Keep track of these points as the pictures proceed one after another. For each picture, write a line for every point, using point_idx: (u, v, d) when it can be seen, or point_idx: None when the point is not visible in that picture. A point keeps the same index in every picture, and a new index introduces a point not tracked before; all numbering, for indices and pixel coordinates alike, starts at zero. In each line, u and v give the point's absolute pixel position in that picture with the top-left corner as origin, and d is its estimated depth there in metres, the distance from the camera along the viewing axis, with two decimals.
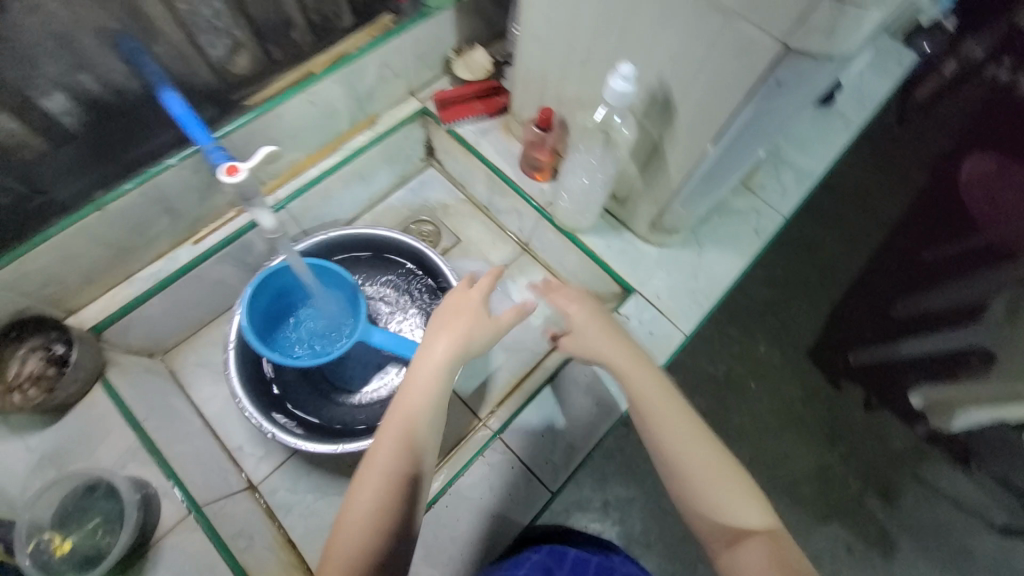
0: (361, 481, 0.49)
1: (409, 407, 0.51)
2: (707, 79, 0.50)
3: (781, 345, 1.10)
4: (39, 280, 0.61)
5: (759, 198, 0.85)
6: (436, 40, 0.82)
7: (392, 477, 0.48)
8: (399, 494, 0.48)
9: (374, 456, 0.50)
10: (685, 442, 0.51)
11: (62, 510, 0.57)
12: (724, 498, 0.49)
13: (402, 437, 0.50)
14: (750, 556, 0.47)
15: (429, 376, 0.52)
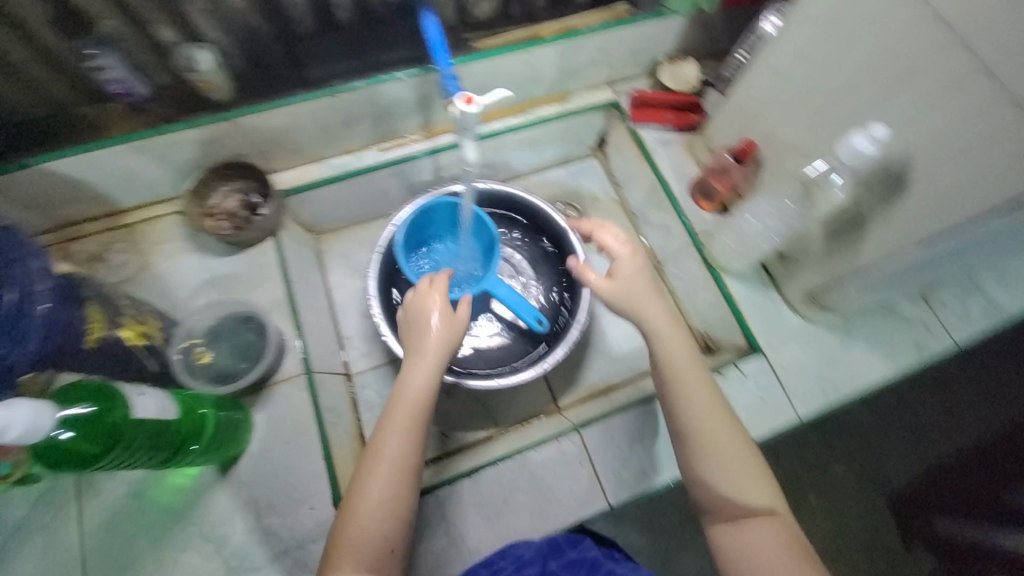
0: (370, 463, 0.50)
1: (417, 394, 0.53)
2: (967, 173, 0.47)
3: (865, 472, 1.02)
4: (265, 137, 0.70)
5: (932, 313, 0.76)
6: (657, 40, 0.81)
7: (398, 461, 0.50)
8: (409, 471, 0.51)
9: (384, 444, 0.51)
10: (705, 416, 0.51)
11: (215, 328, 0.65)
12: (731, 470, 0.50)
13: (414, 420, 0.52)
14: (755, 537, 0.47)
15: (434, 356, 0.55)
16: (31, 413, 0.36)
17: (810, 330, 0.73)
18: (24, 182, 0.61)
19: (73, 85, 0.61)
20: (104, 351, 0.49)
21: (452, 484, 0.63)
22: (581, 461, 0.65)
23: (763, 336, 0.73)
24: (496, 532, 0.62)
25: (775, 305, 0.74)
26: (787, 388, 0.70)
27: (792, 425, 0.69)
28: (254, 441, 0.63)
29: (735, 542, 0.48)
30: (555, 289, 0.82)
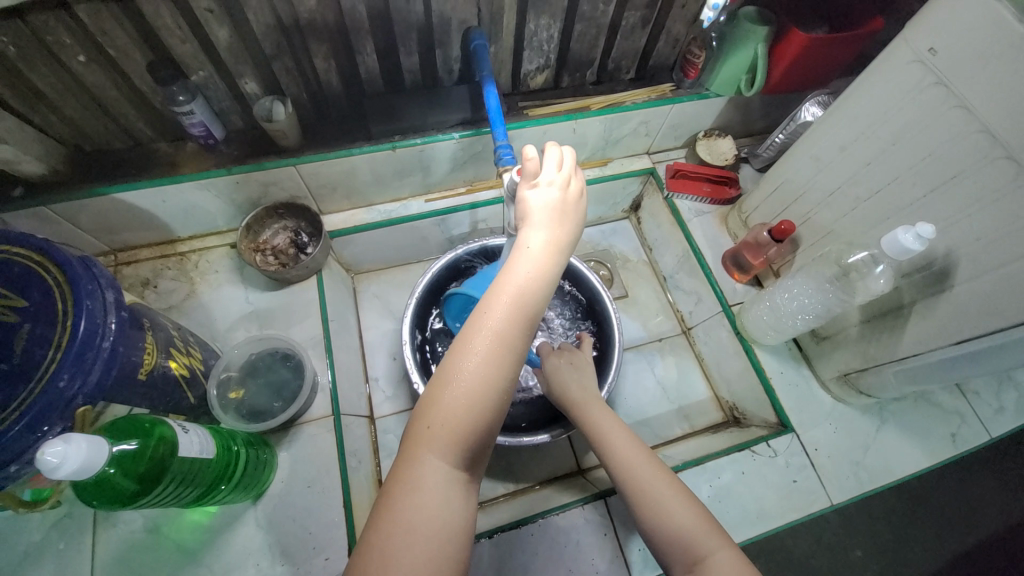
0: (465, 341, 0.39)
1: (529, 280, 0.41)
2: (1010, 275, 0.47)
3: (883, 564, 1.05)
4: (322, 181, 0.74)
5: (967, 403, 0.75)
6: (697, 118, 0.86)
7: (500, 344, 0.39)
8: (513, 355, 0.39)
9: (485, 313, 0.39)
10: (638, 469, 0.49)
11: (252, 363, 0.67)
12: (669, 508, 0.45)
13: (516, 322, 0.40)
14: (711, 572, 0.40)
15: (545, 250, 0.43)
16: (87, 449, 0.36)
17: (843, 411, 0.72)
18: (95, 207, 0.65)
19: (155, 123, 0.65)
20: (152, 382, 0.50)
21: (470, 544, 0.61)
22: (606, 530, 0.63)
23: (795, 413, 0.72)
24: None
25: (807, 383, 0.74)
26: (819, 470, 0.68)
27: (824, 512, 0.66)
28: (276, 481, 0.62)
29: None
30: None
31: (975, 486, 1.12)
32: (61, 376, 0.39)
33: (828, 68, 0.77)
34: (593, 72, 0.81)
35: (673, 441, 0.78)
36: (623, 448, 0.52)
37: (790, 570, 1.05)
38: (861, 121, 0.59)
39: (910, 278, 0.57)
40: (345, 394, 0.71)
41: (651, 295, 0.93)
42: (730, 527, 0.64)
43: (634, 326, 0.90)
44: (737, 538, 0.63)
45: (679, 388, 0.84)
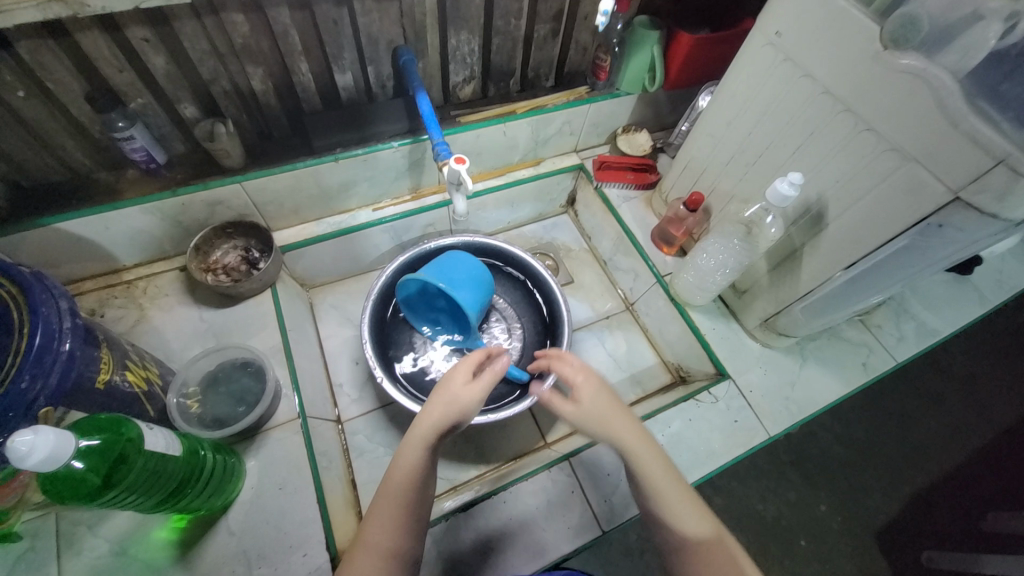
0: (350, 563, 0.44)
1: (407, 472, 0.47)
2: (867, 206, 0.57)
3: (842, 513, 1.14)
4: (269, 197, 0.77)
5: (873, 336, 0.86)
6: (613, 115, 0.96)
7: (389, 562, 0.44)
8: (402, 524, 0.46)
9: (368, 530, 0.45)
10: (664, 481, 0.48)
11: (212, 377, 0.67)
12: (678, 514, 0.46)
13: (403, 506, 0.46)
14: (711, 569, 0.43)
15: (435, 420, 0.50)
16: (55, 440, 0.37)
17: (770, 355, 0.81)
18: (34, 240, 0.65)
19: (94, 154, 0.67)
20: (110, 393, 0.50)
21: (444, 521, 0.63)
22: (573, 488, 0.67)
23: (729, 362, 0.80)
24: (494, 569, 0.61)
25: (736, 334, 0.82)
26: (756, 409, 0.76)
27: (765, 445, 0.74)
28: (245, 488, 0.62)
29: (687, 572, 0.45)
30: (540, 327, 0.88)
31: (907, 423, 1.25)
32: (22, 378, 0.40)
33: (714, 62, 0.90)
34: (516, 81, 0.89)
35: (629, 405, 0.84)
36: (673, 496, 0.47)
37: (761, 530, 1.13)
38: (738, 98, 0.69)
39: (798, 224, 0.67)
40: (309, 397, 0.72)
41: (595, 279, 1.00)
42: (684, 468, 0.70)
43: (583, 307, 0.96)
44: (691, 479, 0.69)
45: (629, 358, 0.91)
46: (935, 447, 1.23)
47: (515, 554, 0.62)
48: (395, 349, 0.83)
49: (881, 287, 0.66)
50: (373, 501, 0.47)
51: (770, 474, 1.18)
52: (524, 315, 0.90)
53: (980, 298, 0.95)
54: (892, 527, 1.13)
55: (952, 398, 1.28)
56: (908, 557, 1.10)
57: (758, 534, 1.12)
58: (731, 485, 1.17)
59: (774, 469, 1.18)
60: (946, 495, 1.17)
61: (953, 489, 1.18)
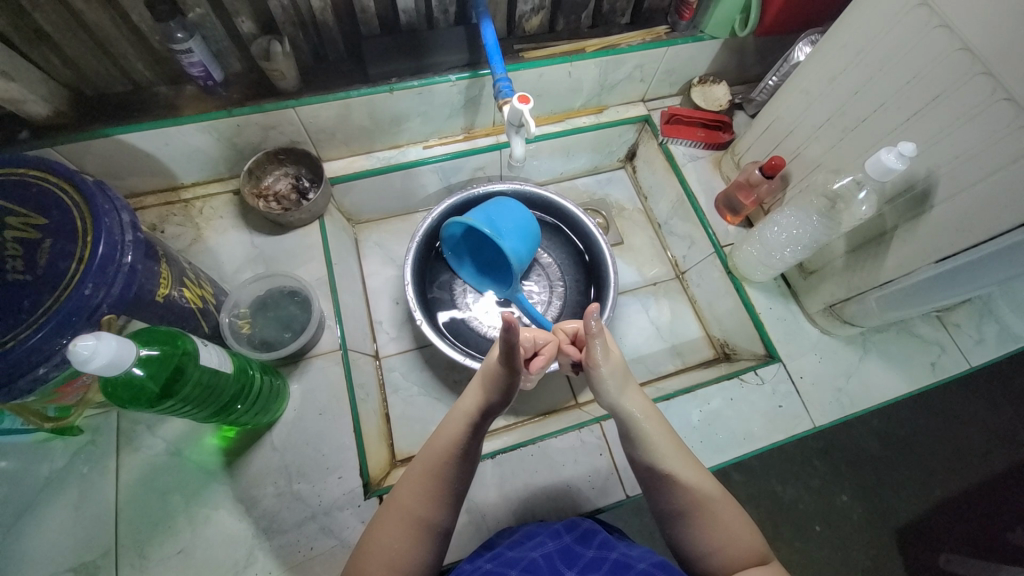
0: (383, 520, 0.47)
1: (445, 444, 0.49)
2: (985, 191, 0.49)
3: (869, 509, 1.11)
4: (321, 125, 0.74)
5: (948, 335, 0.79)
6: (692, 62, 0.86)
7: (416, 529, 0.46)
8: (434, 493, 0.47)
9: (401, 491, 0.48)
10: (666, 448, 0.52)
11: (261, 301, 0.69)
12: (678, 474, 0.50)
13: (437, 472, 0.48)
14: (719, 529, 0.47)
15: (474, 396, 0.53)
16: (116, 346, 0.38)
17: (828, 343, 0.76)
18: (100, 150, 0.66)
19: (154, 65, 0.66)
20: (169, 305, 0.52)
21: None
22: (601, 451, 0.67)
23: (782, 344, 0.75)
24: (515, 515, 0.63)
25: (794, 317, 0.77)
26: (804, 396, 0.72)
27: (807, 433, 0.71)
28: (287, 410, 0.65)
29: (699, 536, 0.47)
30: (584, 287, 0.85)
31: (959, 428, 1.18)
32: (86, 285, 0.42)
33: (820, 6, 0.78)
34: (588, 15, 0.81)
35: (668, 375, 0.82)
36: (674, 459, 0.51)
37: (779, 512, 1.12)
38: (850, 50, 0.60)
39: (893, 203, 0.59)
40: (351, 331, 0.74)
41: (647, 242, 0.95)
42: (718, 446, 0.68)
43: (630, 271, 0.92)
44: (724, 457, 0.68)
45: (672, 328, 0.88)
46: (986, 457, 1.16)
47: (538, 504, 0.63)
48: (435, 293, 0.83)
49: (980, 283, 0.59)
50: (412, 465, 0.50)
51: (800, 461, 1.15)
52: (569, 273, 0.87)
53: None
54: (922, 530, 1.09)
55: (1018, 410, 1.18)
56: (930, 559, 1.08)
57: (776, 516, 1.11)
58: (755, 465, 1.16)
59: (803, 457, 1.15)
60: (989, 505, 1.12)
61: (998, 501, 1.12)
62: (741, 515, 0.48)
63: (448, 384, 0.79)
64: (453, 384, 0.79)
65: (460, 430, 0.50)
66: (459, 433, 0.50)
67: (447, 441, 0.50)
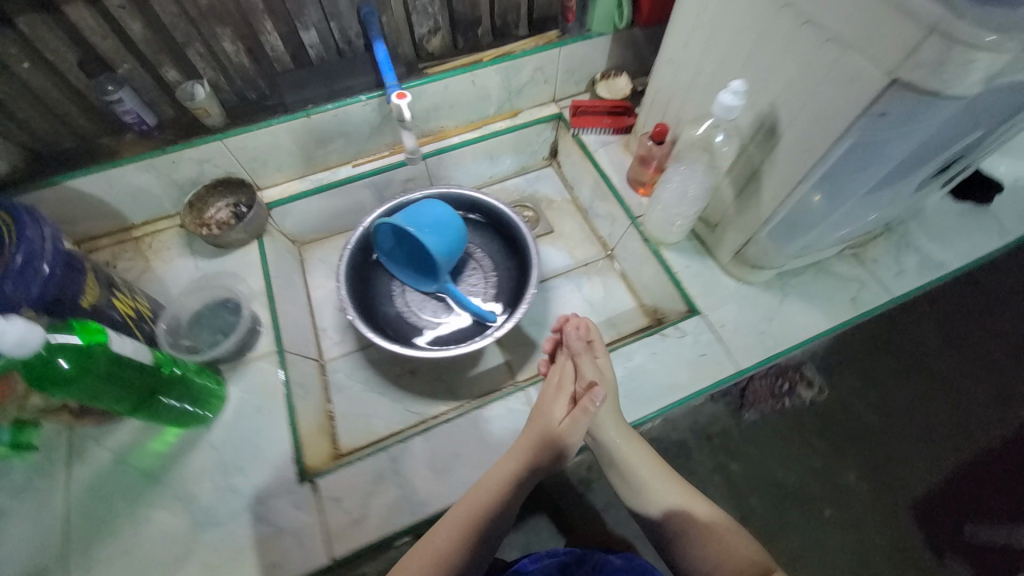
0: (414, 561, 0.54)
1: (481, 492, 0.58)
2: (813, 110, 0.54)
3: (874, 483, 1.02)
4: (251, 155, 0.83)
5: (866, 270, 0.81)
6: (589, 59, 0.95)
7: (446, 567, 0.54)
8: (465, 539, 0.55)
9: (435, 536, 0.56)
10: (663, 482, 0.61)
11: (200, 313, 0.75)
12: (679, 505, 0.59)
13: (471, 518, 0.56)
14: (717, 546, 0.55)
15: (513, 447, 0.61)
16: (23, 328, 0.44)
17: (746, 291, 0.79)
18: (51, 196, 0.74)
19: (96, 119, 0.75)
20: (96, 314, 0.58)
21: (403, 443, 0.67)
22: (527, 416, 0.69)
23: (701, 298, 0.78)
24: (447, 487, 0.64)
25: (711, 271, 0.80)
26: (726, 342, 0.74)
27: (733, 377, 0.72)
28: (226, 411, 0.69)
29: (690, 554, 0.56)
30: (515, 275, 0.89)
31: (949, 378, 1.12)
32: (6, 284, 0.49)
33: None
34: (485, 31, 0.90)
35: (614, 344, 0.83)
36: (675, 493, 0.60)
37: None
38: (694, 17, 0.67)
39: (755, 142, 0.64)
40: (290, 335, 0.78)
41: (576, 227, 0.99)
42: (644, 398, 0.69)
43: (562, 255, 0.96)
44: (650, 408, 0.69)
45: (606, 302, 0.90)
46: (987, 410, 1.10)
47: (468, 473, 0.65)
48: (373, 296, 0.87)
49: (851, 204, 0.62)
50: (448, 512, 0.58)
51: None
52: (501, 264, 0.91)
53: (1003, 229, 0.87)
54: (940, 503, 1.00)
55: (1012, 358, 1.13)
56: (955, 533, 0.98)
57: None
58: (751, 450, 1.06)
59: None
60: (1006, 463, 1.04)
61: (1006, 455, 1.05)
62: (741, 534, 0.56)
63: (391, 379, 0.82)
64: (395, 378, 0.82)
65: (493, 480, 0.59)
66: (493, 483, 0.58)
67: (484, 489, 0.58)
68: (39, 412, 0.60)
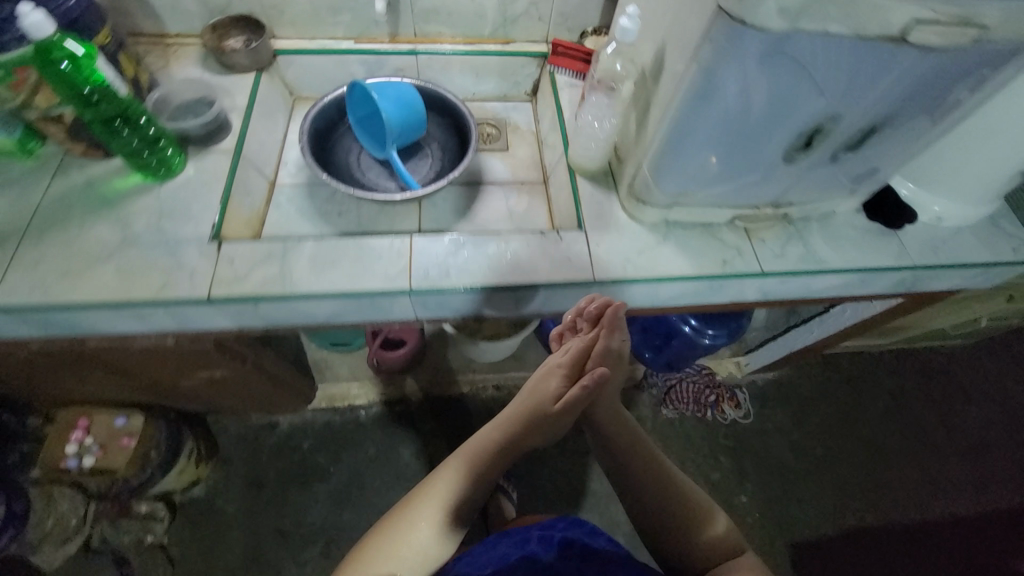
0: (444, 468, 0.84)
1: (491, 437, 0.85)
2: (682, 39, 0.64)
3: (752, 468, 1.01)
4: (272, 2, 0.99)
5: (750, 244, 0.88)
6: (581, 9, 1.06)
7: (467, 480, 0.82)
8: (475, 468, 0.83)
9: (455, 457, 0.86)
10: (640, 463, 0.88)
11: (187, 103, 0.93)
12: (663, 486, 0.86)
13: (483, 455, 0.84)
14: (704, 537, 0.81)
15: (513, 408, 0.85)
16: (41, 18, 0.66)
17: (632, 226, 0.87)
18: None
19: None
20: (107, 54, 0.82)
21: (298, 240, 0.81)
22: (402, 254, 0.81)
23: (591, 218, 0.88)
24: (316, 280, 0.78)
25: (609, 201, 0.90)
26: (594, 256, 0.84)
27: (586, 284, 0.82)
28: (178, 176, 0.85)
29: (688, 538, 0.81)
30: (452, 167, 1.01)
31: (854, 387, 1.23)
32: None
33: None
34: None
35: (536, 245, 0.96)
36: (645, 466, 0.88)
37: None
38: None
39: (653, 76, 0.74)
40: (253, 148, 0.94)
41: (527, 153, 1.10)
42: (503, 272, 0.81)
43: (504, 169, 1.07)
44: (504, 281, 0.80)
45: (523, 215, 1.01)
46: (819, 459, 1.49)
47: (336, 276, 0.78)
48: (331, 148, 1.02)
49: (716, 148, 0.71)
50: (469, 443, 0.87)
51: None
52: (446, 159, 1.03)
53: (904, 254, 0.91)
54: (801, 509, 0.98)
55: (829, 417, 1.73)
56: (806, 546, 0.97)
57: None
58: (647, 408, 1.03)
59: None
60: None
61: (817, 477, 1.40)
62: (723, 526, 0.82)
63: (319, 213, 0.97)
64: (323, 213, 0.96)
65: (496, 430, 0.85)
66: (497, 431, 0.85)
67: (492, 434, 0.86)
68: (37, 120, 0.78)
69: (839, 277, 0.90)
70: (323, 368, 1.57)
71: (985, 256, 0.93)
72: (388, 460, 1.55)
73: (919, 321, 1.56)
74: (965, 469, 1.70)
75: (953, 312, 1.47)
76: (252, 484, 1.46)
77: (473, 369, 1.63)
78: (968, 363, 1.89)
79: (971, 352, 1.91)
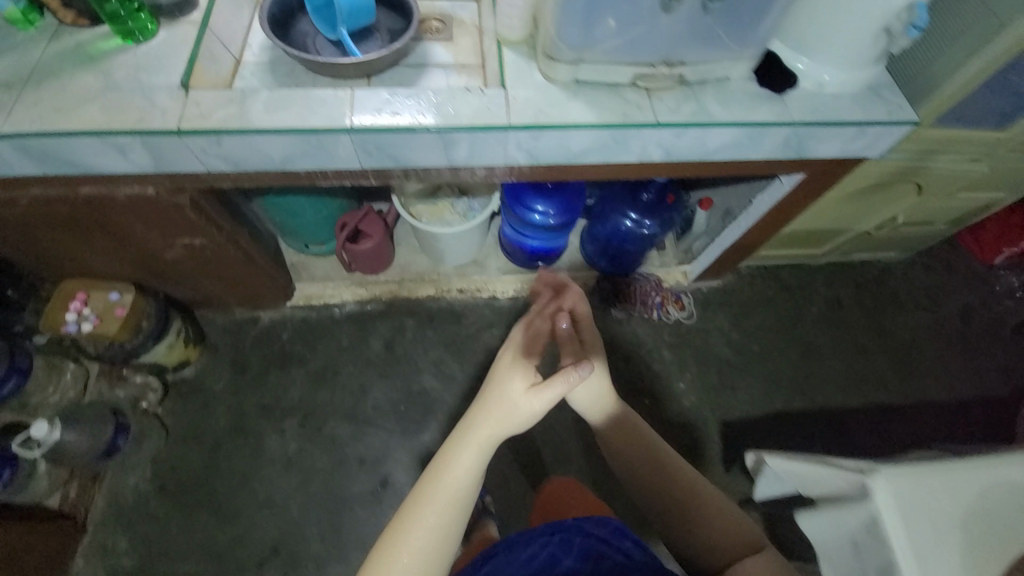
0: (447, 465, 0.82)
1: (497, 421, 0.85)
2: None
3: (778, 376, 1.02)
4: None
5: (647, 101, 1.01)
6: None
7: (469, 480, 0.82)
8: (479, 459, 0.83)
9: (459, 459, 0.82)
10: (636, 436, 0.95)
11: None
12: (671, 468, 0.92)
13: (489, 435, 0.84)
14: (719, 528, 0.85)
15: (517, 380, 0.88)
16: None
17: (546, 85, 1.01)
18: None
19: None
20: None
21: (254, 90, 0.94)
22: (342, 101, 0.95)
23: (510, 79, 1.01)
24: (269, 120, 0.92)
25: (528, 66, 1.03)
26: (509, 107, 0.98)
27: (500, 128, 0.96)
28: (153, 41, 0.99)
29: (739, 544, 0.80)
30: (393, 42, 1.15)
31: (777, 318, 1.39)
32: None
33: None
34: None
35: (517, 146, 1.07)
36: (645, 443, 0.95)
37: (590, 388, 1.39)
38: None
39: None
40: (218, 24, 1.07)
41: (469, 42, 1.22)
42: (429, 117, 0.95)
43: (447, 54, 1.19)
44: (429, 123, 0.94)
45: None
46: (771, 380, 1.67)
47: (286, 117, 0.92)
48: (288, 28, 1.14)
49: None
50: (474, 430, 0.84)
51: None
52: (393, 41, 1.16)
53: (787, 114, 1.04)
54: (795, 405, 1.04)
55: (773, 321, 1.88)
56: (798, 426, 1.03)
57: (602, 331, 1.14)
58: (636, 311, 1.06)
59: None
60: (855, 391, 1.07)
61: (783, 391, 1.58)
62: (733, 523, 0.85)
63: None
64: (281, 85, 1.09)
65: (503, 410, 0.85)
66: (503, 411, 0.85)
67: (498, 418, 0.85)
68: None
69: (729, 132, 1.04)
70: (300, 268, 1.72)
71: (858, 117, 1.06)
72: (357, 349, 1.68)
73: (847, 224, 1.69)
74: (890, 366, 1.86)
75: (874, 210, 1.59)
76: (236, 366, 1.62)
77: (438, 272, 1.78)
78: (901, 279, 2.04)
79: (905, 270, 2.05)
